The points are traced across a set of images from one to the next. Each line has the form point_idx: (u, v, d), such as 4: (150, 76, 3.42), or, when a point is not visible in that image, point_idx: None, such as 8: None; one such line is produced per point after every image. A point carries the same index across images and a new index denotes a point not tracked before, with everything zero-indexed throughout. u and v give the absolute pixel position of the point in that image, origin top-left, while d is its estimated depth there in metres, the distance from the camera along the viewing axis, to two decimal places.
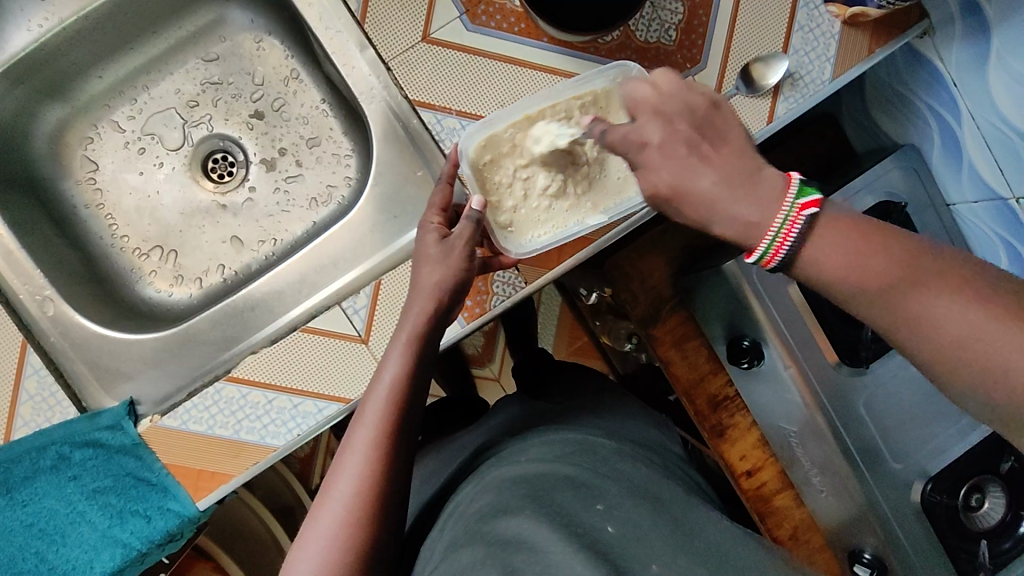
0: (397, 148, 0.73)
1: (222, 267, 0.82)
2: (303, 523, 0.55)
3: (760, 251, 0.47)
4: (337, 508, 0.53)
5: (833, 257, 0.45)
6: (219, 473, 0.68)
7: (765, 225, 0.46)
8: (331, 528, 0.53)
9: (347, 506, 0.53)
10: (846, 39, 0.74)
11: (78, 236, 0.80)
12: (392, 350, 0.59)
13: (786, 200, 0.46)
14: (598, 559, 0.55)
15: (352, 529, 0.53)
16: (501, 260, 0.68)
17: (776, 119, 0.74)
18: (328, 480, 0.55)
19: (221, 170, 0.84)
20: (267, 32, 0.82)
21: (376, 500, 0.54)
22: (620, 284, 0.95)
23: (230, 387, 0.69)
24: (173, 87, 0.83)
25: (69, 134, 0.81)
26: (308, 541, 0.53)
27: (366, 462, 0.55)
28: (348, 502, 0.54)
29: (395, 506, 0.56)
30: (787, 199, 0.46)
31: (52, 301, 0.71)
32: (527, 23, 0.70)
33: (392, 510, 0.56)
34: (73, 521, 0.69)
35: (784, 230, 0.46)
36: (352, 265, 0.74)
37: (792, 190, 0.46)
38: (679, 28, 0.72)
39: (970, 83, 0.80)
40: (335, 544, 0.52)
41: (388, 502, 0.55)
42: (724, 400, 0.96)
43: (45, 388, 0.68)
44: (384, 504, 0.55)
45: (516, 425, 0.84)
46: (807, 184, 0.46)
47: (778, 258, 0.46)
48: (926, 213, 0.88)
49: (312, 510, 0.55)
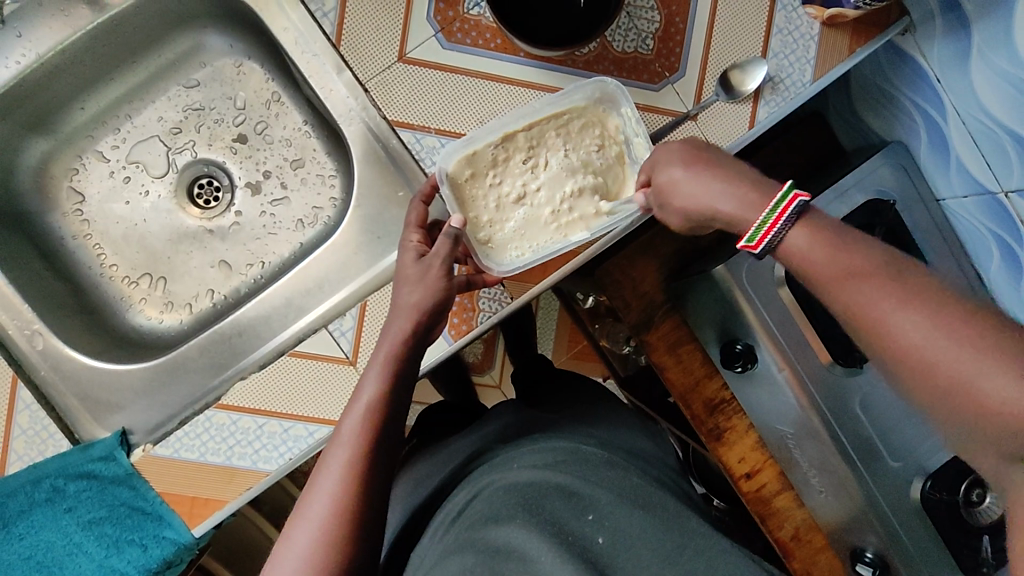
0: (378, 169, 0.73)
1: (212, 292, 0.82)
2: (278, 542, 0.55)
3: (755, 231, 0.54)
4: (309, 529, 0.53)
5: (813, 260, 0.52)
6: (213, 499, 0.68)
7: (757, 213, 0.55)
8: (304, 549, 0.53)
9: (320, 523, 0.53)
10: (825, 41, 0.73)
11: (67, 268, 0.80)
12: (370, 370, 0.60)
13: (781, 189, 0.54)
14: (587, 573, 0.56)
15: (325, 547, 0.53)
16: (483, 278, 0.68)
17: (758, 124, 0.73)
18: (304, 498, 0.55)
19: (207, 196, 0.84)
20: (246, 56, 0.82)
21: (350, 520, 0.54)
22: (611, 291, 0.95)
23: (220, 414, 0.69)
24: (156, 114, 0.83)
25: (54, 166, 0.81)
26: (282, 559, 0.53)
27: (340, 481, 0.55)
28: (321, 520, 0.53)
29: (374, 526, 0.56)
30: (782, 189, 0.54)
31: (41, 335, 0.71)
32: (503, 39, 0.70)
33: (368, 529, 0.55)
34: (70, 553, 0.70)
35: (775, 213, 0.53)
36: (339, 286, 0.75)
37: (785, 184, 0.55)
38: (656, 37, 0.72)
39: (953, 78, 0.79)
40: (307, 565, 0.52)
41: (364, 523, 0.55)
42: (720, 403, 0.95)
43: (38, 422, 0.69)
44: (359, 523, 0.54)
45: (509, 434, 0.84)
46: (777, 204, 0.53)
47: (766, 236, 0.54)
48: (916, 210, 0.87)
49: (287, 531, 0.55)
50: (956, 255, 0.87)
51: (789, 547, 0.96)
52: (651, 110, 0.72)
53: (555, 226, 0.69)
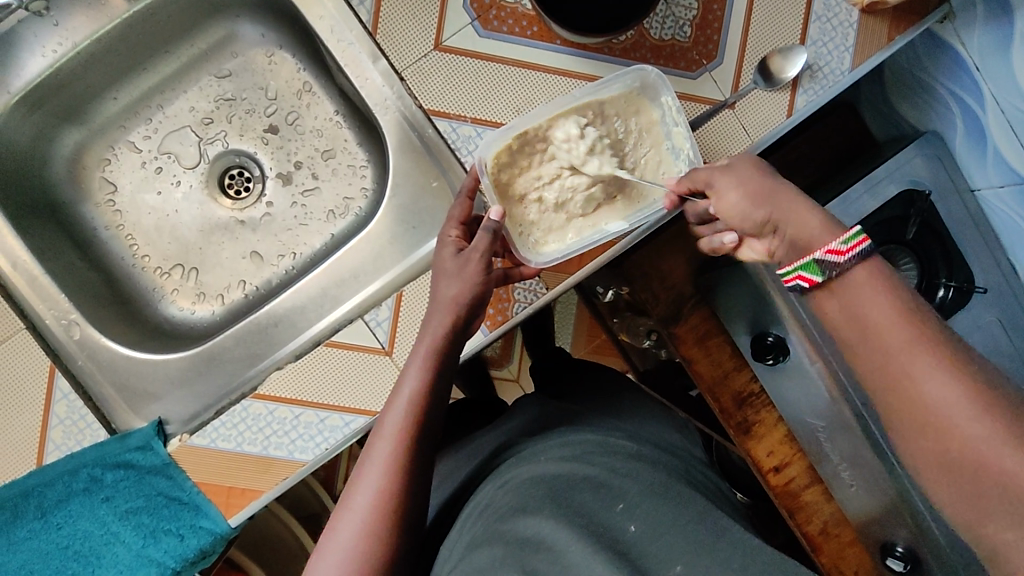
0: (413, 158, 0.73)
1: (244, 283, 0.82)
2: (321, 533, 0.55)
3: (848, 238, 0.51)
4: (353, 520, 0.54)
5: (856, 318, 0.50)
6: (249, 490, 0.68)
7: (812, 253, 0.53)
8: (345, 541, 0.53)
9: (364, 517, 0.53)
10: (865, 27, 0.72)
11: (99, 258, 0.80)
12: (411, 363, 0.59)
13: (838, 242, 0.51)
14: (614, 561, 0.54)
15: (369, 542, 0.53)
16: (521, 271, 0.66)
17: (796, 112, 0.72)
18: (347, 492, 0.56)
19: (238, 186, 0.84)
20: (278, 46, 0.82)
21: (395, 512, 0.54)
22: (639, 283, 0.92)
23: (257, 403, 0.69)
24: (187, 105, 0.83)
25: (86, 157, 0.81)
26: (327, 552, 0.53)
27: (383, 477, 0.55)
28: (365, 513, 0.54)
29: (412, 522, 0.56)
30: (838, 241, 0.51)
31: (77, 324, 0.71)
32: (540, 26, 0.69)
33: (409, 525, 0.56)
34: (107, 542, 0.70)
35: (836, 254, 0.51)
36: (374, 277, 0.74)
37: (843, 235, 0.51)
38: (694, 24, 0.71)
39: (994, 66, 0.80)
40: (350, 558, 0.52)
41: (404, 517, 0.55)
42: (749, 396, 0.91)
43: (75, 411, 0.69)
44: (400, 517, 0.55)
45: (535, 425, 0.83)
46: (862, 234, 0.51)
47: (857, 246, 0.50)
48: (950, 200, 0.85)
49: (330, 523, 0.55)
50: (990, 245, 0.85)
51: (817, 541, 0.93)
52: (688, 98, 0.72)
53: (596, 220, 0.70)
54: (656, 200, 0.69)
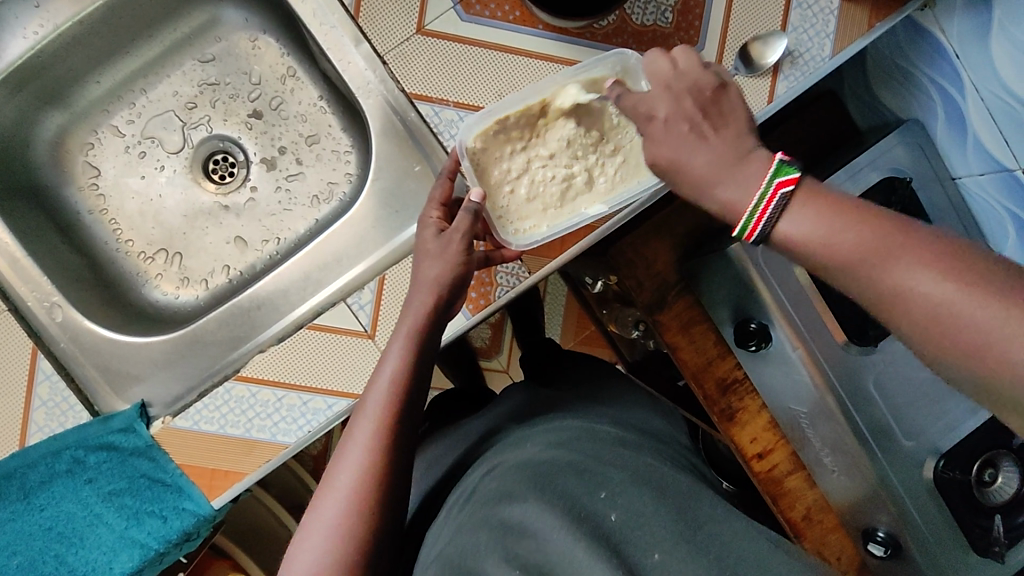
0: (396, 142, 0.73)
1: (228, 268, 0.82)
2: (306, 514, 0.55)
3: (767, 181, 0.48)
4: (337, 499, 0.54)
5: (822, 237, 0.45)
6: (233, 472, 0.69)
7: (744, 203, 0.49)
8: (330, 521, 0.54)
9: (348, 496, 0.54)
10: (845, 12, 0.73)
11: (83, 242, 0.80)
12: (392, 344, 0.60)
13: (765, 178, 0.48)
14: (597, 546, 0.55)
15: (353, 521, 0.53)
16: (502, 254, 0.68)
17: (777, 98, 0.73)
18: (329, 473, 0.56)
19: (222, 171, 0.85)
20: (262, 31, 0.82)
21: (378, 492, 0.55)
22: (625, 272, 0.92)
23: (239, 386, 0.69)
24: (171, 89, 0.83)
25: (69, 141, 0.81)
26: (311, 532, 0.54)
27: (366, 457, 0.55)
28: (348, 493, 0.54)
29: (393, 503, 0.56)
30: (765, 177, 0.48)
31: (60, 307, 0.72)
32: (522, 11, 0.69)
33: (392, 505, 0.56)
34: (91, 524, 0.70)
35: (761, 203, 0.47)
36: (357, 261, 0.75)
37: (771, 168, 0.48)
38: (675, 10, 0.71)
39: (973, 55, 0.80)
40: (334, 537, 0.53)
41: (386, 497, 0.55)
42: (733, 383, 0.92)
43: (58, 394, 0.69)
44: (383, 497, 0.55)
45: (520, 412, 0.84)
46: (787, 163, 0.47)
47: (785, 182, 0.47)
48: (932, 187, 0.86)
49: (313, 503, 0.56)
50: (971, 233, 0.86)
51: (800, 527, 0.94)
52: None
53: (576, 203, 0.69)
54: (636, 183, 0.69)
